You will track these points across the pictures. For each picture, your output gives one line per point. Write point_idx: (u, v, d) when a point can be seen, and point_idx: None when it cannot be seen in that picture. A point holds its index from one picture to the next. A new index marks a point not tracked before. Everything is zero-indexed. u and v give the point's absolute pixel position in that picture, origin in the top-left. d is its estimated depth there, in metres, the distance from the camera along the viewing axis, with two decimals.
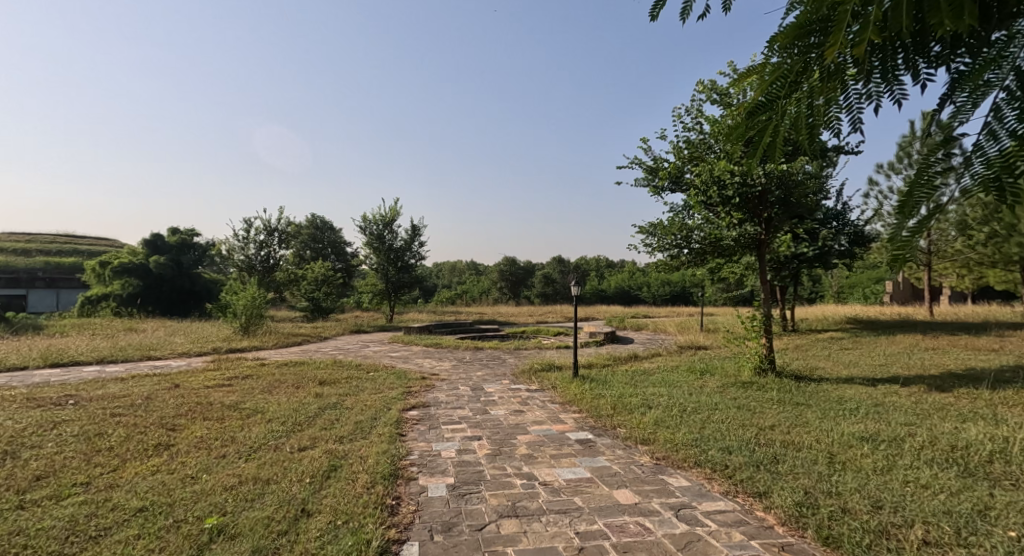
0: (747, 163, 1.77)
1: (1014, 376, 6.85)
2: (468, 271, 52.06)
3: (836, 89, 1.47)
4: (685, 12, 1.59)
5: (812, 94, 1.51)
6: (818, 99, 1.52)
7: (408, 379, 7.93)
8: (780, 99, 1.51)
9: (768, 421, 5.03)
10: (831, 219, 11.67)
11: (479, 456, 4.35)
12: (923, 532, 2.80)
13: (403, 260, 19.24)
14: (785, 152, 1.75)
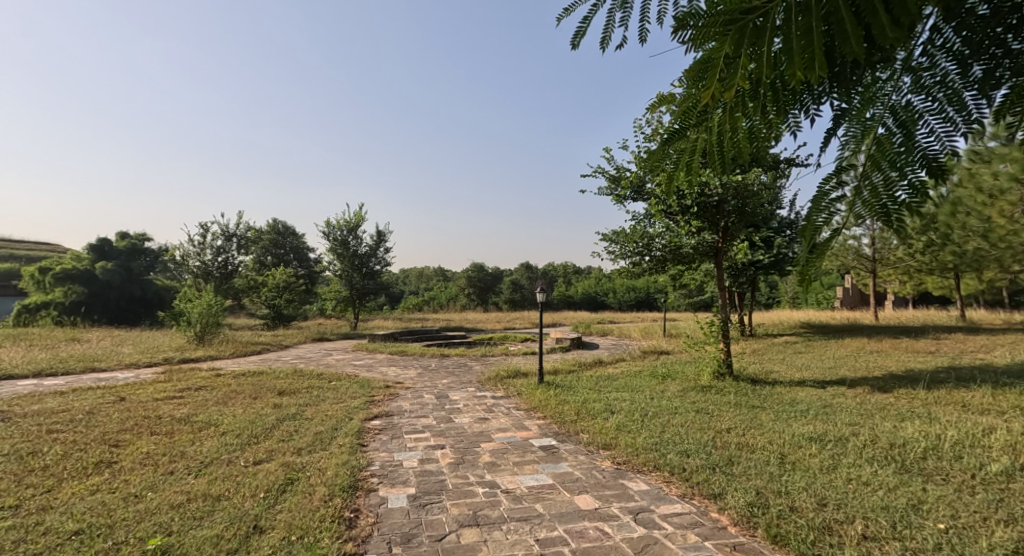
0: (671, 185, 1.85)
1: (950, 377, 7.28)
2: (436, 278, 51.56)
3: (741, 121, 1.56)
4: (604, 42, 1.65)
5: (719, 126, 1.59)
6: (726, 127, 1.59)
7: (370, 388, 7.79)
8: (690, 127, 1.60)
9: (725, 423, 5.18)
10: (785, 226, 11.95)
11: (441, 466, 4.30)
12: (863, 527, 2.95)
13: (368, 266, 18.92)
14: (708, 173, 1.86)
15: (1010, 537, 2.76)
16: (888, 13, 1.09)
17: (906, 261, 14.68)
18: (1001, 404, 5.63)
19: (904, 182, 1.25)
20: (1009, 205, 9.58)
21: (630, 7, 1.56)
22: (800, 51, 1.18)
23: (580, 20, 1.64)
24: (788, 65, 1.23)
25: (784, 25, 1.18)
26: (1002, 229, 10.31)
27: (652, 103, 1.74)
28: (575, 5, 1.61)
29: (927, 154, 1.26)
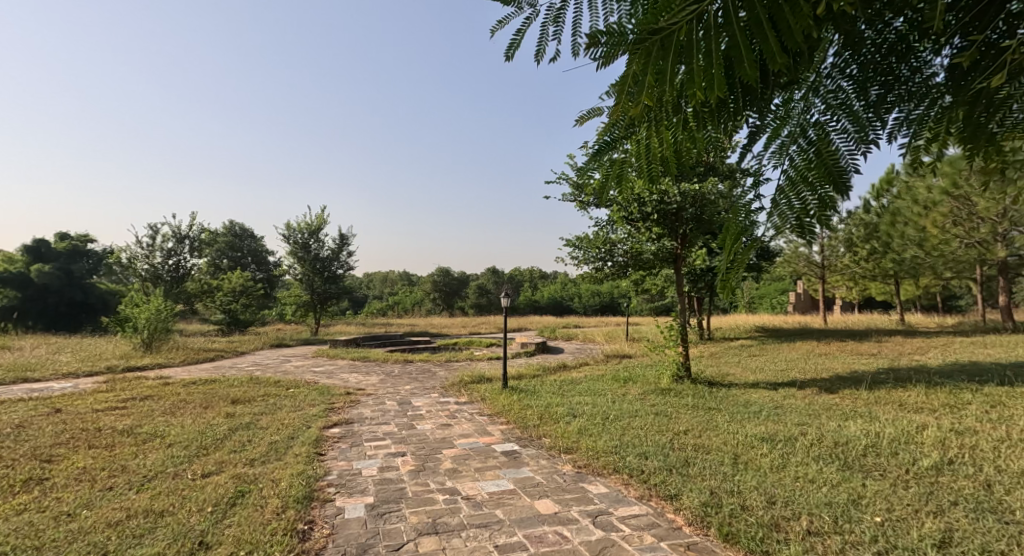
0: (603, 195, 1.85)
1: (893, 377, 7.67)
2: (401, 282, 50.86)
3: (670, 134, 1.58)
4: (539, 55, 1.65)
5: (648, 139, 1.60)
6: (652, 143, 1.61)
7: (330, 395, 7.60)
8: (621, 140, 1.60)
9: (683, 426, 5.31)
10: None
11: (401, 474, 4.23)
12: (808, 522, 3.07)
13: (330, 269, 18.48)
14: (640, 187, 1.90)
15: (937, 527, 2.93)
16: (777, 39, 1.14)
17: (851, 268, 15.44)
18: (934, 403, 5.97)
19: (813, 194, 1.31)
20: (941, 217, 10.24)
21: (563, 23, 1.58)
22: (700, 73, 1.21)
23: (515, 33, 1.65)
24: (689, 86, 1.25)
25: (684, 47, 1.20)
26: (935, 239, 11.02)
27: (584, 117, 1.72)
28: (509, 18, 1.62)
29: (836, 171, 1.32)
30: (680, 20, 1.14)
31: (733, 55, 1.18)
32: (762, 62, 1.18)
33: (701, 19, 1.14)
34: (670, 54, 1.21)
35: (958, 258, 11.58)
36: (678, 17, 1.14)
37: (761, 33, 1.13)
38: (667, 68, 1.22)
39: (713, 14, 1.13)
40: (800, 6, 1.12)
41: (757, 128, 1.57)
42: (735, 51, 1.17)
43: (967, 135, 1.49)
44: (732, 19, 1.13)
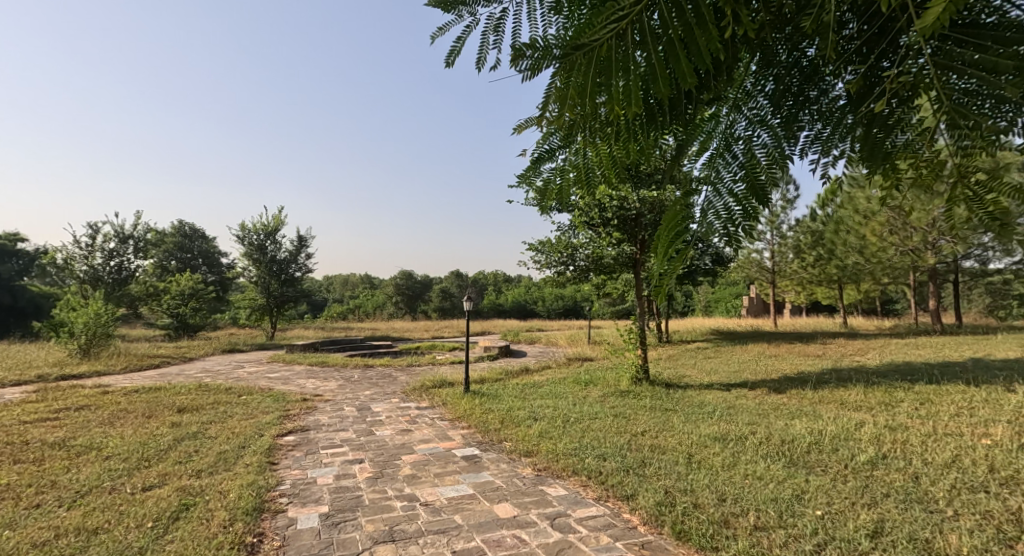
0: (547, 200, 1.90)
1: (836, 377, 8.06)
2: (363, 285, 50.11)
3: (603, 149, 1.61)
4: (480, 63, 1.63)
5: (585, 151, 1.63)
6: (587, 156, 1.64)
7: (286, 401, 7.38)
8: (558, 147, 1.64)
9: (640, 427, 5.42)
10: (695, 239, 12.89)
11: (358, 481, 4.14)
12: (755, 518, 3.19)
13: (287, 272, 17.95)
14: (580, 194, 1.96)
15: (870, 519, 3.10)
16: (690, 61, 1.16)
17: (799, 274, 16.17)
18: (872, 401, 6.31)
19: (739, 207, 1.43)
20: (879, 226, 10.87)
21: (503, 32, 1.60)
22: (620, 92, 1.21)
23: (456, 39, 1.64)
24: (608, 101, 1.25)
25: (603, 62, 1.19)
26: (874, 246, 11.68)
27: (522, 126, 1.57)
28: (450, 24, 1.61)
29: (757, 185, 1.45)
30: (601, 37, 1.16)
31: (647, 76, 1.18)
32: (673, 81, 1.19)
33: (622, 36, 1.15)
34: (593, 68, 1.21)
35: (894, 264, 12.33)
36: (602, 34, 1.16)
37: (675, 58, 1.15)
38: (587, 86, 1.23)
39: (630, 34, 1.14)
40: (709, 30, 1.13)
41: (683, 141, 1.65)
42: (650, 70, 1.17)
43: (864, 160, 1.47)
44: (648, 40, 1.14)
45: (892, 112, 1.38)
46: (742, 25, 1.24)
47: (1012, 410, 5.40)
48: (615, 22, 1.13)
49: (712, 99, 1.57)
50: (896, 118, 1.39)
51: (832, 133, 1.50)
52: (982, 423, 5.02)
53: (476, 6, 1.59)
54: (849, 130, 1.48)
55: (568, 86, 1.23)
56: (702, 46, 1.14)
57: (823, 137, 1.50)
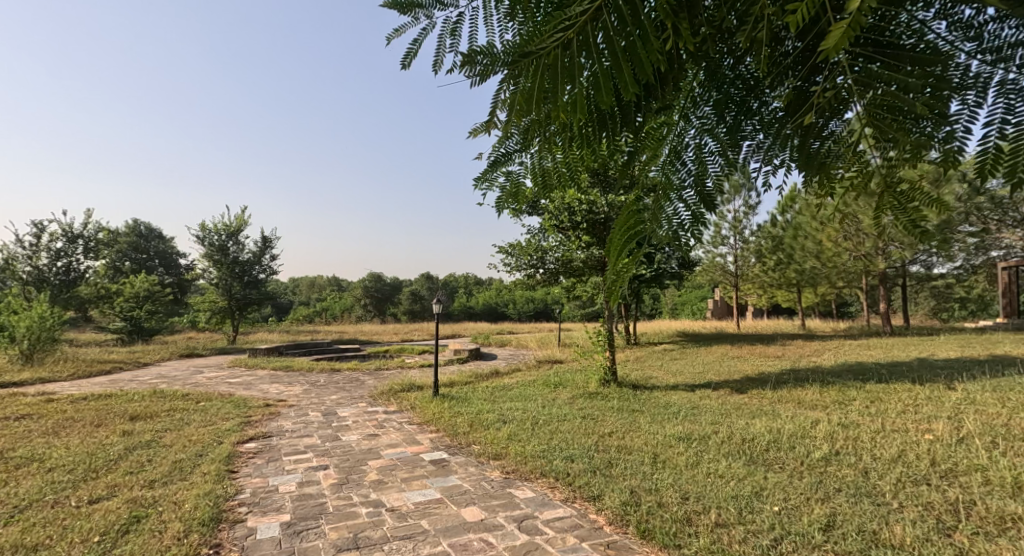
0: (507, 202, 1.95)
1: (795, 377, 8.36)
2: (330, 287, 49.19)
3: (557, 155, 1.64)
4: (437, 65, 1.66)
5: (540, 157, 1.67)
6: (542, 161, 1.68)
7: (247, 407, 7.16)
8: (514, 152, 1.69)
9: (607, 428, 5.49)
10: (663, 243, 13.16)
11: (322, 488, 4.06)
12: (716, 515, 3.28)
13: (250, 274, 17.46)
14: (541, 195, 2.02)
15: (823, 513, 3.22)
16: (631, 70, 1.17)
17: (760, 277, 16.68)
18: (827, 400, 6.56)
19: (688, 211, 1.64)
20: (835, 231, 11.32)
21: (459, 36, 1.63)
22: (567, 99, 1.23)
23: (412, 40, 1.68)
24: (553, 107, 1.26)
25: (548, 62, 1.19)
26: (829, 251, 12.17)
27: (476, 131, 1.58)
28: (406, 27, 1.66)
29: (709, 194, 1.66)
30: (548, 46, 1.17)
31: (592, 86, 1.19)
32: (617, 91, 1.21)
33: (568, 45, 1.16)
34: (541, 74, 1.21)
35: (847, 268, 12.87)
36: (549, 42, 1.18)
37: (619, 72, 1.16)
38: (533, 94, 1.25)
39: (576, 42, 1.15)
40: (650, 41, 1.16)
41: (633, 149, 1.69)
42: (593, 78, 1.17)
43: (802, 167, 1.52)
44: (592, 47, 1.15)
45: (823, 124, 1.40)
46: (682, 37, 1.28)
47: (953, 407, 5.72)
48: (562, 31, 1.16)
49: (661, 108, 1.62)
50: (824, 125, 1.41)
51: (775, 144, 1.55)
52: (926, 419, 5.29)
53: (432, 10, 1.62)
54: (783, 139, 1.53)
55: (519, 92, 1.26)
56: (645, 56, 1.16)
57: (765, 148, 1.57)
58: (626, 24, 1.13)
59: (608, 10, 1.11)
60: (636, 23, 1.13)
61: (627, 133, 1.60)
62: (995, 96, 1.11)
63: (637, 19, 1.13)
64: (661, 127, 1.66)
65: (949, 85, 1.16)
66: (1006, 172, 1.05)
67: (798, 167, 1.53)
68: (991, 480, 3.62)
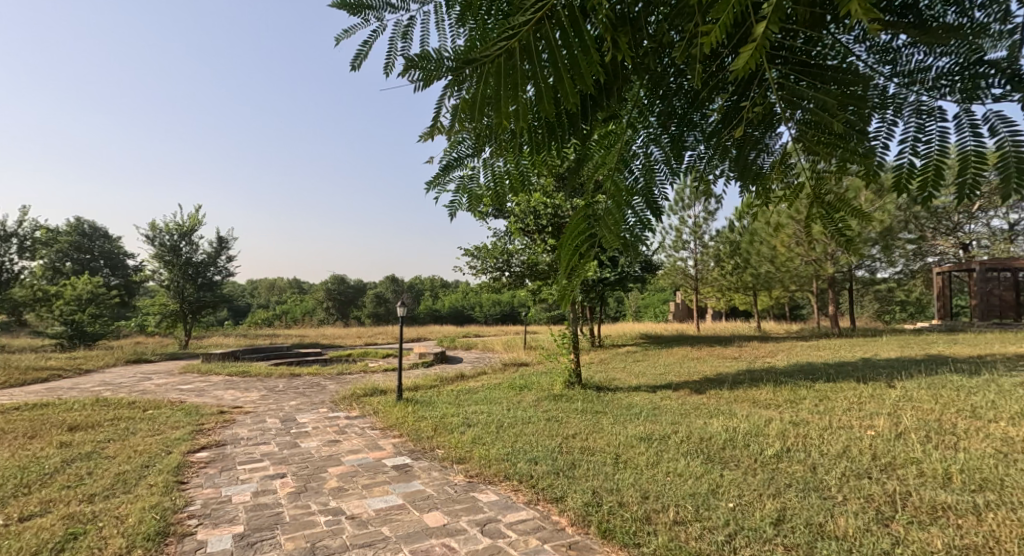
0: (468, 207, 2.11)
1: (751, 377, 8.65)
2: (291, 289, 47.89)
3: (506, 161, 1.81)
4: (388, 67, 1.67)
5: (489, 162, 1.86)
6: (496, 164, 1.87)
7: (199, 414, 6.88)
8: (467, 158, 1.89)
9: (571, 429, 5.54)
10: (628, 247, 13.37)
11: (279, 497, 3.94)
12: (674, 513, 3.35)
13: (204, 276, 16.81)
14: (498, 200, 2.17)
15: (774, 508, 3.34)
16: (572, 81, 1.19)
17: (719, 281, 17.17)
18: (780, 399, 6.81)
19: (637, 217, 1.76)
20: (789, 237, 11.78)
21: (410, 39, 1.73)
22: (508, 103, 1.20)
23: (361, 43, 1.77)
24: (496, 113, 1.23)
25: (490, 71, 1.18)
26: (783, 256, 12.65)
27: (428, 133, 1.59)
28: (355, 28, 1.73)
29: (652, 197, 1.78)
30: (493, 53, 1.17)
31: (535, 97, 1.21)
32: (558, 102, 1.24)
33: (512, 53, 1.17)
34: (485, 80, 1.20)
35: (799, 272, 13.41)
36: (492, 51, 1.17)
37: (564, 84, 1.19)
38: (477, 103, 1.22)
39: (520, 53, 1.17)
40: (591, 54, 1.19)
41: (582, 156, 1.75)
42: (537, 89, 1.19)
43: (738, 178, 1.65)
44: (534, 57, 1.17)
45: (763, 137, 1.52)
46: (619, 51, 1.34)
47: (893, 404, 6.04)
48: (506, 39, 1.17)
49: (606, 118, 1.67)
50: (763, 139, 1.52)
51: (712, 154, 1.66)
52: (868, 416, 5.57)
53: (383, 13, 1.69)
54: (721, 149, 1.62)
55: (462, 99, 1.23)
56: (586, 69, 1.19)
57: (703, 159, 1.70)
58: (568, 36, 1.17)
59: (551, 24, 1.15)
60: (577, 33, 1.18)
61: (573, 140, 1.65)
62: (910, 115, 1.23)
63: (577, 30, 1.18)
64: (610, 136, 1.72)
65: (869, 106, 1.27)
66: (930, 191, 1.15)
67: (729, 177, 1.66)
68: (925, 471, 3.85)
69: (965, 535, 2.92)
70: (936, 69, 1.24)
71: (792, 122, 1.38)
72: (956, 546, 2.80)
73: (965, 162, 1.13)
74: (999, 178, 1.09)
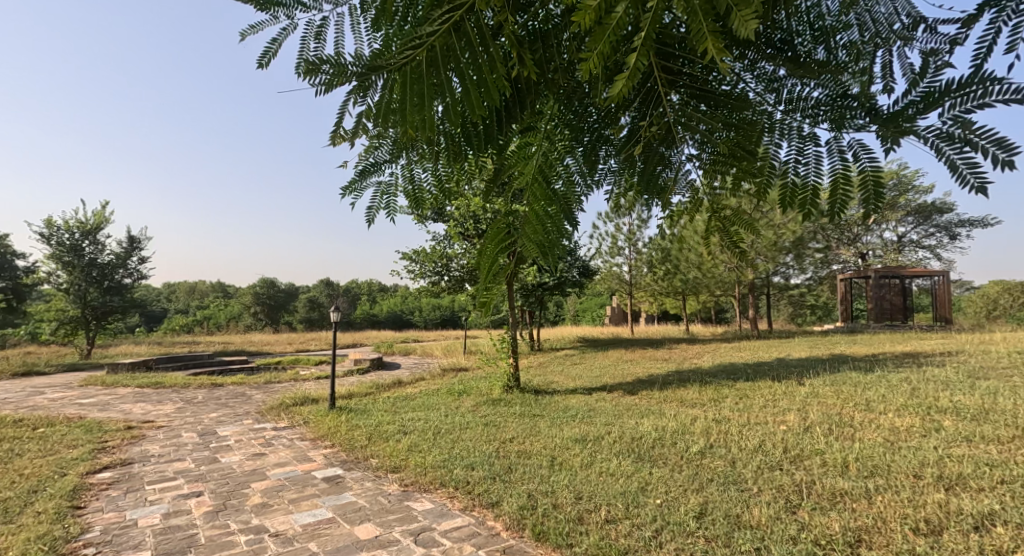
0: (378, 207, 2.18)
1: (679, 378, 9.05)
2: (214, 293, 45.07)
3: (423, 167, 1.97)
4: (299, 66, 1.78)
5: (407, 166, 2.01)
6: (412, 171, 2.01)
7: (103, 431, 6.30)
8: (383, 163, 2.01)
9: (508, 434, 5.56)
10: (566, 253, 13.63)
11: (193, 518, 3.68)
12: (605, 511, 3.44)
13: (111, 279, 15.48)
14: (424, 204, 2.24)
15: (697, 502, 3.50)
16: (475, 94, 1.33)
17: (650, 286, 17.86)
18: (705, 398, 7.17)
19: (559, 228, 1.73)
20: None
21: (323, 40, 1.82)
22: (412, 109, 1.34)
23: (270, 40, 1.87)
24: (402, 120, 1.37)
25: (398, 80, 1.32)
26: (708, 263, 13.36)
27: (336, 138, 1.69)
28: (262, 25, 1.83)
29: (569, 207, 1.81)
30: (399, 61, 1.31)
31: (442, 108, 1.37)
32: (466, 114, 1.38)
33: (420, 63, 1.30)
34: (403, 88, 1.33)
35: (723, 277, 14.20)
36: (399, 60, 1.31)
37: (474, 97, 1.33)
38: (382, 109, 1.38)
39: (426, 70, 1.31)
40: (495, 67, 1.33)
41: (498, 167, 1.81)
42: (445, 103, 1.34)
43: (647, 192, 1.87)
44: (438, 66, 1.31)
45: (666, 153, 1.70)
46: (525, 67, 1.50)
47: (802, 400, 6.51)
48: (412, 49, 1.30)
49: (523, 129, 1.76)
50: (670, 157, 1.71)
51: (624, 168, 1.85)
52: (782, 412, 5.99)
53: (293, 10, 1.74)
54: (631, 163, 1.80)
55: (368, 107, 1.42)
56: (490, 83, 1.33)
57: (617, 171, 1.89)
58: (473, 44, 1.31)
59: (457, 37, 1.29)
60: (482, 45, 1.31)
61: (490, 150, 1.74)
62: (789, 141, 1.49)
63: (484, 42, 1.31)
64: (528, 148, 1.77)
65: (759, 129, 1.53)
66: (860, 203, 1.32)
67: (641, 190, 1.87)
68: (828, 461, 4.17)
69: (858, 517, 3.19)
70: (814, 99, 1.48)
71: (689, 142, 1.62)
72: (851, 528, 3.06)
73: (836, 186, 1.39)
74: (862, 200, 1.33)
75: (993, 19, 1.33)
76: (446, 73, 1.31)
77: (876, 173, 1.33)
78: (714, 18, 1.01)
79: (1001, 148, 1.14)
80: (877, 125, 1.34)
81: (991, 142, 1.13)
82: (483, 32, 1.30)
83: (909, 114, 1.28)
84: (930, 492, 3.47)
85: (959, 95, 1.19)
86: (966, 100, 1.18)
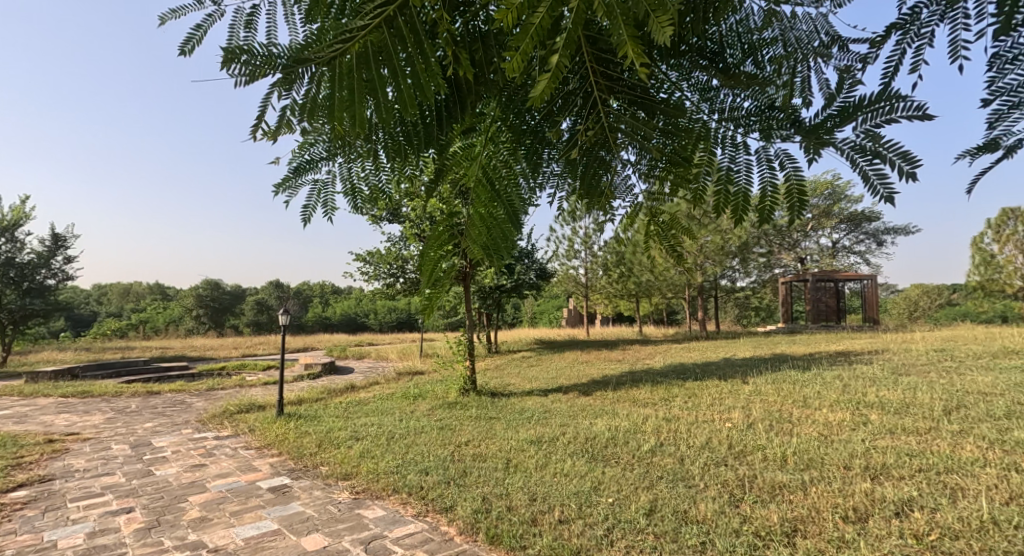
0: (316, 206, 2.15)
1: (633, 378, 9.25)
2: (153, 295, 42.73)
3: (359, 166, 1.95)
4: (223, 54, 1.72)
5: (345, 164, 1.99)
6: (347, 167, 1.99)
7: (21, 446, 5.83)
8: (319, 160, 1.98)
9: (463, 437, 5.52)
10: (523, 256, 13.68)
11: (122, 536, 3.46)
12: (558, 512, 3.47)
13: (31, 279, 14.40)
14: (365, 203, 2.20)
15: (647, 500, 3.58)
16: (408, 91, 1.32)
17: (605, 288, 18.18)
18: (656, 397, 7.35)
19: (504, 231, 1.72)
20: None
21: (253, 29, 1.77)
22: (340, 102, 1.33)
23: (194, 27, 1.79)
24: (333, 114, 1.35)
25: (328, 76, 1.31)
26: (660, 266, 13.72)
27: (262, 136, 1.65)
28: (185, 11, 1.76)
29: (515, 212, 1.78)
30: (330, 55, 1.28)
31: (374, 107, 1.35)
32: (400, 112, 1.37)
33: (353, 59, 1.28)
34: (338, 84, 1.31)
35: (673, 280, 14.63)
36: (329, 53, 1.28)
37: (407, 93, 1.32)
38: (308, 104, 1.40)
39: (356, 67, 1.29)
40: (430, 66, 1.32)
41: (439, 169, 1.80)
42: (374, 99, 1.32)
43: (588, 196, 1.89)
44: (369, 61, 1.29)
45: (607, 158, 1.73)
46: (462, 67, 1.49)
47: (746, 398, 6.78)
48: (344, 43, 1.27)
49: (465, 132, 1.74)
50: (611, 162, 1.75)
51: (566, 172, 1.85)
52: (728, 410, 6.22)
53: None
54: (573, 168, 1.81)
55: (293, 100, 1.42)
56: (424, 81, 1.32)
57: (560, 176, 1.89)
58: (405, 38, 1.29)
59: (390, 34, 1.27)
60: (414, 41, 1.30)
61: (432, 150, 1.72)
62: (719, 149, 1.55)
63: (418, 39, 1.30)
64: (472, 149, 1.75)
65: (695, 135, 1.57)
66: (786, 207, 1.43)
67: (583, 196, 1.89)
68: (768, 456, 4.36)
69: (795, 508, 3.35)
70: (744, 109, 1.55)
71: (628, 149, 1.65)
72: (789, 518, 3.21)
73: (765, 195, 1.45)
74: (789, 206, 1.44)
75: (899, 40, 1.44)
76: (378, 70, 1.29)
77: (800, 184, 1.42)
78: (635, 23, 1.02)
79: (906, 160, 1.23)
80: (800, 136, 1.41)
81: (897, 155, 1.22)
82: (416, 29, 1.29)
83: (829, 126, 1.35)
84: (858, 482, 3.69)
85: (870, 110, 1.27)
86: (877, 115, 1.27)
